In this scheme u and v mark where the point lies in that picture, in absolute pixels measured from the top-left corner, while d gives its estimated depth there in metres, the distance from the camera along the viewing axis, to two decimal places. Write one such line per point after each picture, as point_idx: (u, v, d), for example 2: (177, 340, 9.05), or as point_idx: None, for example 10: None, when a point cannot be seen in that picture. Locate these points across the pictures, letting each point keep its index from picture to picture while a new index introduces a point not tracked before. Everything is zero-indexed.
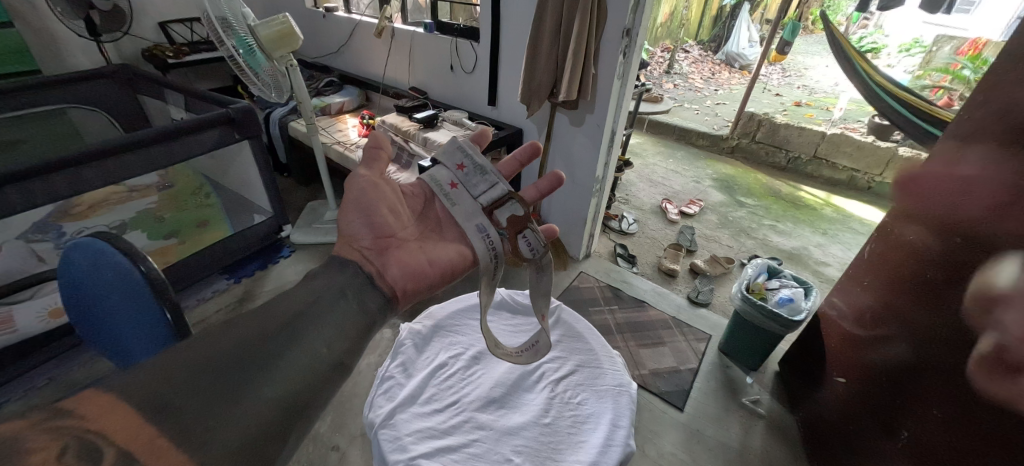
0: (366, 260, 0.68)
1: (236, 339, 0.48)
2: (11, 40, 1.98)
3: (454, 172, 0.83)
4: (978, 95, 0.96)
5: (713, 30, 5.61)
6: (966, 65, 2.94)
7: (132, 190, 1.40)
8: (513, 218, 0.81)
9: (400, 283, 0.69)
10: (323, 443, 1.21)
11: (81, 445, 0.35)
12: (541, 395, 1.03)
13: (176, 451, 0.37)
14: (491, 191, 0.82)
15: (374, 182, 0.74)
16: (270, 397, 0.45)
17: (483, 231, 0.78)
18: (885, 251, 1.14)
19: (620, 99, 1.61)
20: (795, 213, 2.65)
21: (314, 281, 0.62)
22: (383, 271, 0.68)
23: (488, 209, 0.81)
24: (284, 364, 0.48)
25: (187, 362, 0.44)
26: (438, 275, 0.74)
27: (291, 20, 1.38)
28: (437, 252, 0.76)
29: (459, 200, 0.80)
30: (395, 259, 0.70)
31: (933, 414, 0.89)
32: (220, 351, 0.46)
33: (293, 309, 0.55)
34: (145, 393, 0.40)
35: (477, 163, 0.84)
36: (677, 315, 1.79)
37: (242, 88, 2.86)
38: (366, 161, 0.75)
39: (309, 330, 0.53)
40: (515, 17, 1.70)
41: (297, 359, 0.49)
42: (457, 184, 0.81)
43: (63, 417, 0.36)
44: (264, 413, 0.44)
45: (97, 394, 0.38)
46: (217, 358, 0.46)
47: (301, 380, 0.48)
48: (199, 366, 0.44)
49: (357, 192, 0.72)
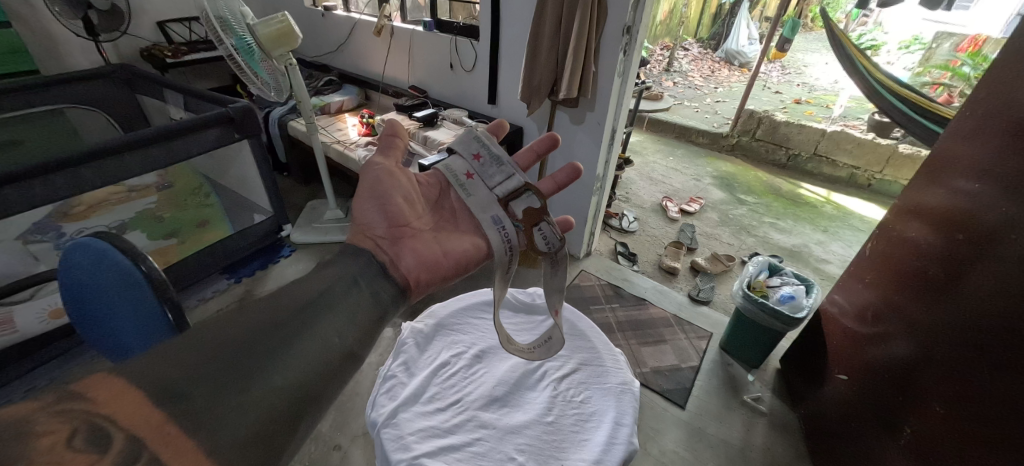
0: (380, 248, 0.68)
1: (250, 325, 0.48)
2: (10, 40, 1.98)
3: (470, 162, 0.83)
4: (981, 88, 0.95)
5: (712, 27, 5.58)
6: (966, 62, 2.97)
7: (132, 190, 1.40)
8: (529, 211, 0.81)
9: (414, 273, 0.69)
10: (325, 442, 1.21)
11: (91, 431, 0.35)
12: (544, 393, 1.03)
13: (187, 439, 0.37)
14: (507, 182, 0.82)
15: (390, 171, 0.75)
16: (282, 385, 0.45)
17: (499, 223, 0.78)
18: (885, 248, 1.15)
19: (620, 96, 1.61)
20: (796, 210, 2.65)
21: (327, 269, 0.62)
22: (396, 260, 0.68)
23: (504, 201, 0.81)
24: (295, 351, 0.48)
25: (198, 349, 0.44)
26: (451, 266, 0.74)
27: (291, 18, 1.36)
28: (451, 243, 0.76)
29: (476, 191, 0.80)
30: (409, 248, 0.71)
31: (931, 411, 0.90)
32: (231, 337, 0.46)
33: (305, 297, 0.55)
34: (155, 378, 0.39)
35: (494, 153, 0.84)
36: (679, 313, 1.79)
37: (241, 87, 2.87)
38: (383, 149, 0.76)
39: (322, 319, 0.53)
40: (516, 15, 1.69)
41: (309, 347, 0.49)
42: (472, 174, 0.82)
43: (73, 399, 0.35)
44: (274, 401, 0.43)
45: (108, 377, 0.38)
46: (229, 344, 0.45)
47: (311, 369, 0.48)
48: (212, 352, 0.44)
49: (372, 180, 0.73)
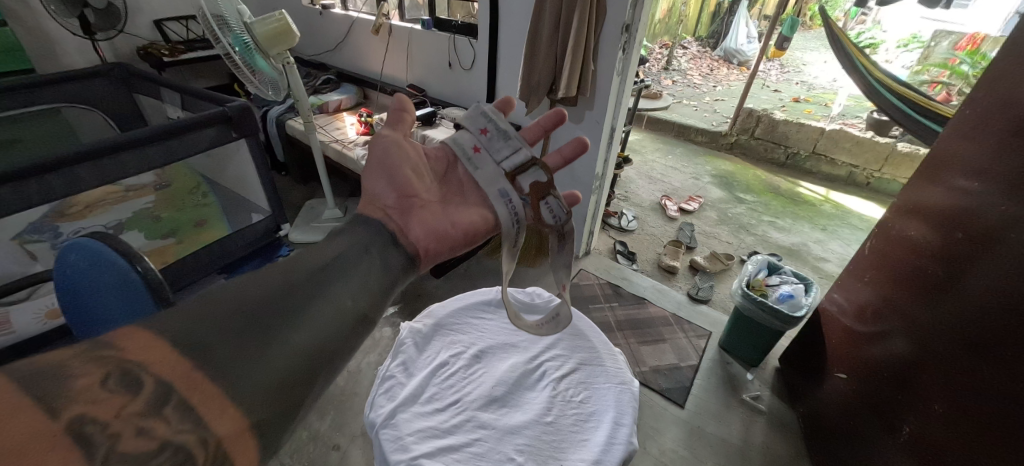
0: (389, 218, 0.67)
1: (266, 288, 0.48)
2: (6, 38, 1.96)
3: (477, 136, 0.80)
4: (981, 86, 0.95)
5: (711, 26, 5.52)
6: (965, 60, 2.93)
7: (128, 190, 1.40)
8: (536, 185, 0.78)
9: (423, 242, 0.68)
10: (324, 442, 1.20)
11: (122, 375, 0.35)
12: (543, 393, 1.02)
13: (214, 386, 0.38)
14: (514, 156, 0.78)
15: (398, 143, 0.72)
16: (298, 341, 0.44)
17: (506, 196, 0.76)
18: (884, 246, 1.14)
19: (620, 94, 1.60)
20: (795, 209, 2.65)
21: (339, 238, 0.62)
22: (406, 230, 0.67)
23: (511, 174, 0.78)
24: (311, 312, 0.47)
25: (219, 306, 0.44)
26: (460, 237, 0.73)
27: (288, 16, 1.34)
28: (460, 215, 0.75)
29: (482, 164, 0.78)
30: (418, 220, 0.69)
31: (930, 410, 0.90)
32: (248, 297, 0.46)
33: (318, 262, 0.54)
34: (179, 331, 0.40)
35: (501, 127, 0.80)
36: (678, 312, 1.79)
37: (238, 86, 2.86)
38: (390, 122, 0.73)
39: (335, 282, 0.53)
40: (515, 12, 1.69)
41: (324, 308, 0.49)
42: (480, 148, 0.79)
43: (105, 349, 0.37)
44: (292, 356, 0.43)
45: (136, 331, 0.39)
46: (248, 303, 0.45)
47: (327, 329, 0.47)
48: (230, 309, 0.44)
49: (381, 151, 0.71)
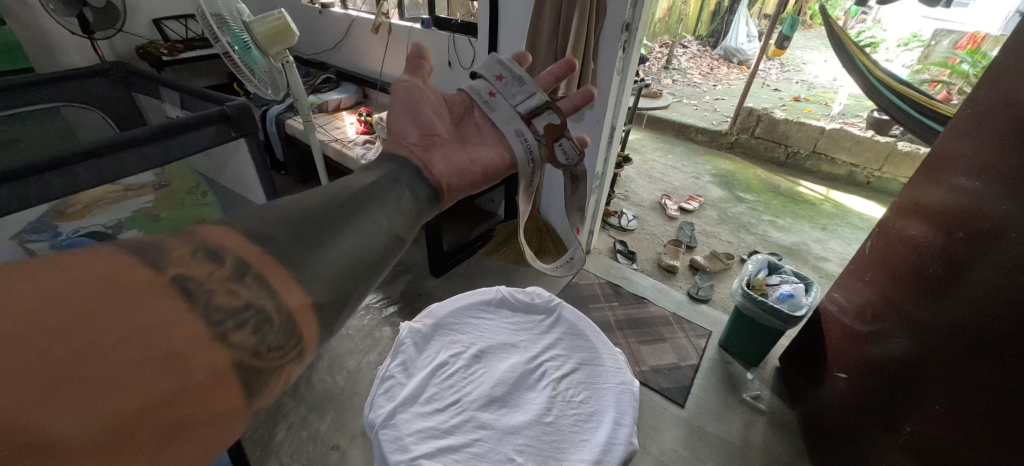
0: (413, 153, 0.62)
1: (310, 198, 0.43)
2: (4, 37, 1.96)
3: (492, 82, 0.79)
4: (979, 87, 0.95)
5: (711, 24, 5.49)
6: (966, 59, 2.92)
7: (128, 190, 1.36)
8: (550, 127, 0.76)
9: (447, 176, 0.63)
10: (324, 442, 1.20)
11: (204, 251, 0.32)
12: (543, 393, 1.02)
13: (283, 268, 0.34)
14: (528, 100, 0.77)
15: (418, 86, 0.72)
16: (355, 244, 0.40)
17: (521, 136, 0.76)
18: (884, 246, 1.14)
19: (620, 93, 1.59)
20: (795, 208, 2.65)
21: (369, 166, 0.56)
22: (431, 165, 0.62)
23: (526, 117, 0.77)
24: (363, 220, 0.43)
25: (271, 209, 0.39)
26: (481, 174, 0.71)
27: (287, 16, 1.33)
28: (478, 153, 0.74)
29: (499, 107, 0.77)
30: (439, 156, 0.65)
31: (931, 411, 0.90)
32: (294, 204, 0.41)
33: (360, 182, 0.50)
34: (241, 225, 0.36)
35: (516, 74, 0.79)
36: (678, 312, 1.79)
37: (237, 85, 2.85)
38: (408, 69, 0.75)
39: (381, 199, 0.48)
40: (514, 11, 1.68)
41: (375, 218, 0.45)
42: (495, 93, 0.78)
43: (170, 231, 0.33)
44: (350, 258, 0.39)
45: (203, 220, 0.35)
46: (299, 208, 0.40)
47: (380, 240, 0.43)
48: (284, 211, 0.39)
49: (402, 93, 0.71)
